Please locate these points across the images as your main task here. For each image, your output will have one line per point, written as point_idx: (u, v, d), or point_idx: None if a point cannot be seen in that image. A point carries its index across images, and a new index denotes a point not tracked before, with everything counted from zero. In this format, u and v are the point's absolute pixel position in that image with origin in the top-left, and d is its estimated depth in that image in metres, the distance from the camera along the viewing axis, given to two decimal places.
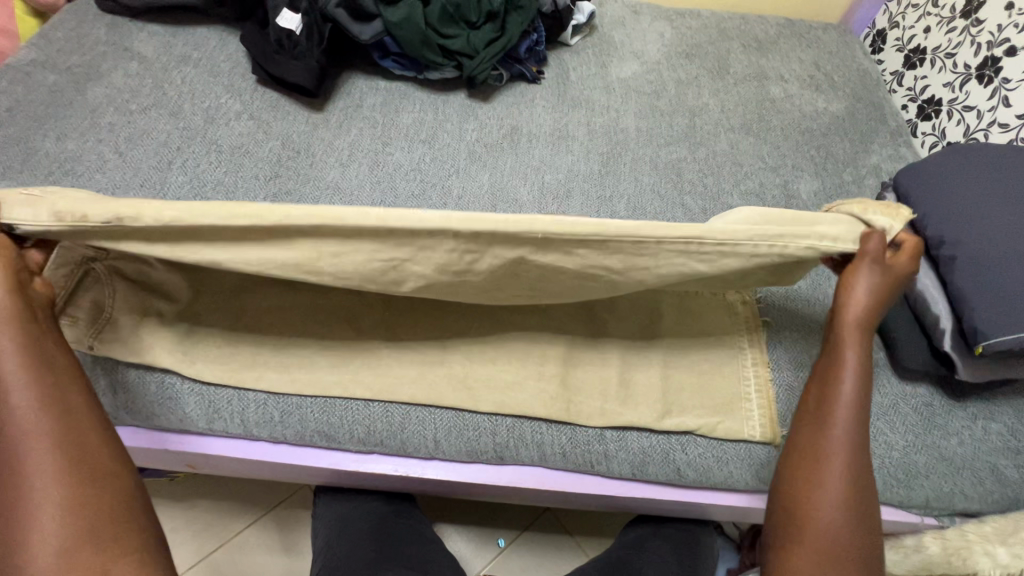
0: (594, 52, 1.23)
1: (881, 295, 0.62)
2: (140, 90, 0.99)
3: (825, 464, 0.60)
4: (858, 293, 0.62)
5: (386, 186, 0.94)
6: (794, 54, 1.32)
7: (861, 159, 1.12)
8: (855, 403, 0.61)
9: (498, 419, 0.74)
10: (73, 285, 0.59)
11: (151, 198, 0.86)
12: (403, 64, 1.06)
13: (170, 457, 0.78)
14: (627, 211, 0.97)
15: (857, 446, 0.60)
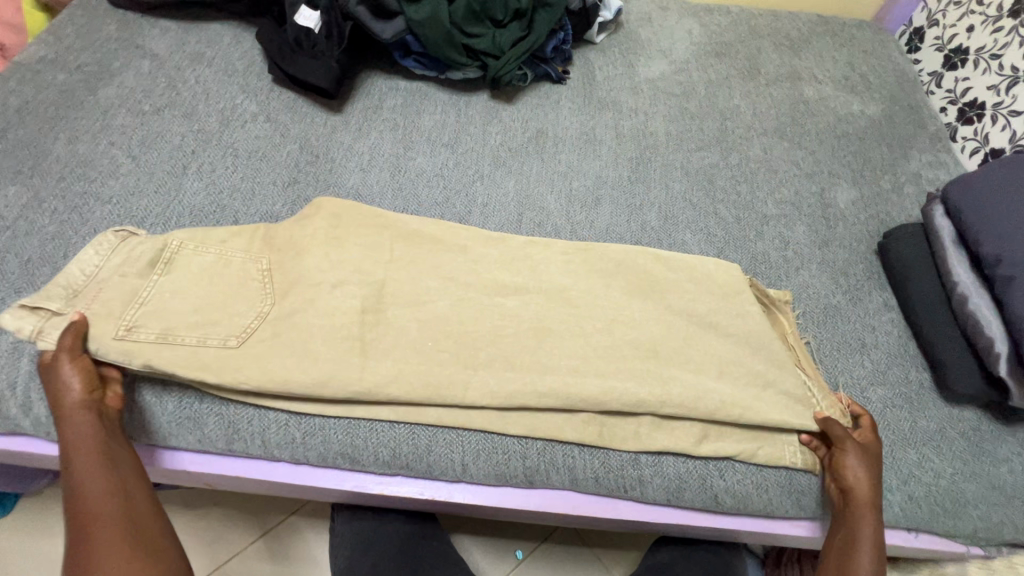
0: (620, 51, 1.18)
1: (871, 466, 0.68)
2: (153, 90, 0.95)
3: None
4: (855, 478, 0.67)
5: (408, 193, 0.90)
6: (828, 54, 1.26)
7: (900, 166, 1.07)
8: (874, 546, 0.64)
9: (529, 441, 0.71)
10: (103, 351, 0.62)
11: (166, 205, 0.82)
12: (425, 63, 1.02)
13: (186, 476, 0.75)
14: (658, 221, 0.93)
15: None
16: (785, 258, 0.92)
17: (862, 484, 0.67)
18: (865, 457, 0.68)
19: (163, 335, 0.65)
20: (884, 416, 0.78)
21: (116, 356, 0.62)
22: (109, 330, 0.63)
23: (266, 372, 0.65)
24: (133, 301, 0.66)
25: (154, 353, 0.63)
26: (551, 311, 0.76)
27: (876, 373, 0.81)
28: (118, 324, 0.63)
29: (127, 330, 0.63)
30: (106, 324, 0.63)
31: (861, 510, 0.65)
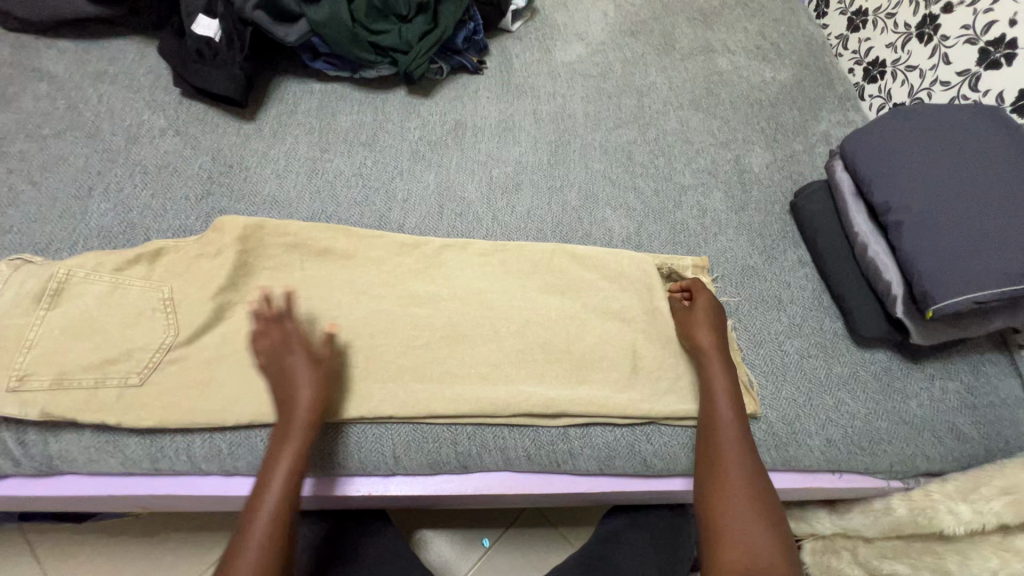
0: (536, 37, 1.19)
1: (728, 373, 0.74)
2: (53, 114, 0.92)
3: (721, 489, 0.64)
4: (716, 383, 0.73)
5: (327, 195, 0.90)
6: (740, 25, 1.30)
7: (811, 127, 1.11)
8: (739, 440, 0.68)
9: (458, 427, 0.73)
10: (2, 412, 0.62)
11: (72, 230, 0.80)
12: (336, 64, 1.01)
13: (119, 503, 0.74)
14: (579, 200, 0.94)
15: (747, 469, 0.65)
16: (703, 225, 0.94)
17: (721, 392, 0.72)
18: (724, 369, 0.74)
19: (57, 381, 0.65)
20: (801, 366, 0.81)
21: (11, 409, 0.63)
22: (0, 382, 0.63)
23: (181, 405, 0.67)
24: (20, 346, 0.65)
25: (50, 401, 0.64)
26: (464, 316, 0.79)
27: (792, 326, 0.85)
28: (9, 375, 0.63)
29: (19, 381, 0.63)
30: None
31: (717, 412, 0.70)
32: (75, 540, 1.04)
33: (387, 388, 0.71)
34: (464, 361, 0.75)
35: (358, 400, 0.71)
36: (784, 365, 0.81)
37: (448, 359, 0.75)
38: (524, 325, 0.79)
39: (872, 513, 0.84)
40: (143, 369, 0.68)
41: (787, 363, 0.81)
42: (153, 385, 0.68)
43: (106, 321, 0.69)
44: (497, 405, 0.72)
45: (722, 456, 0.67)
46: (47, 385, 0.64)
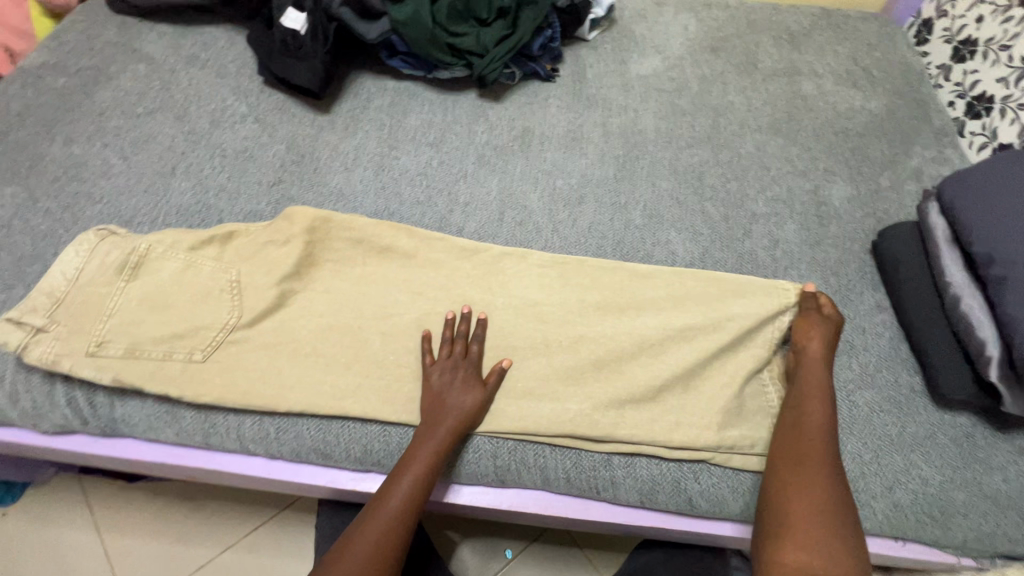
0: (612, 48, 1.17)
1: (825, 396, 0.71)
2: (147, 93, 0.98)
3: (801, 506, 0.61)
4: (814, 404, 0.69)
5: (391, 192, 0.91)
6: (829, 47, 1.23)
7: (901, 162, 1.03)
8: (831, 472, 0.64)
9: (499, 441, 0.71)
10: (81, 374, 0.67)
11: (154, 205, 0.84)
12: (412, 63, 1.02)
13: (169, 469, 0.78)
14: (643, 219, 0.91)
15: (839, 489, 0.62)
16: (773, 257, 0.89)
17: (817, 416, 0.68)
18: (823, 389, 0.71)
19: (130, 351, 0.68)
20: (870, 420, 0.75)
21: (89, 372, 0.67)
22: (82, 346, 0.68)
23: (234, 386, 0.69)
24: (102, 314, 0.69)
25: (123, 369, 0.68)
26: (517, 328, 0.78)
27: (864, 376, 0.79)
28: (90, 340, 0.68)
29: (98, 346, 0.68)
30: (78, 341, 0.68)
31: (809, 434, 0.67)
32: (126, 496, 1.12)
33: None
34: (515, 373, 0.75)
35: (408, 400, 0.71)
36: (851, 417, 0.75)
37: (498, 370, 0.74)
38: (578, 344, 0.77)
39: None
40: (206, 347, 0.71)
41: (855, 416, 0.76)
42: (214, 363, 0.70)
43: (177, 297, 0.72)
44: (543, 425, 0.71)
45: (808, 478, 0.63)
46: (121, 353, 0.68)
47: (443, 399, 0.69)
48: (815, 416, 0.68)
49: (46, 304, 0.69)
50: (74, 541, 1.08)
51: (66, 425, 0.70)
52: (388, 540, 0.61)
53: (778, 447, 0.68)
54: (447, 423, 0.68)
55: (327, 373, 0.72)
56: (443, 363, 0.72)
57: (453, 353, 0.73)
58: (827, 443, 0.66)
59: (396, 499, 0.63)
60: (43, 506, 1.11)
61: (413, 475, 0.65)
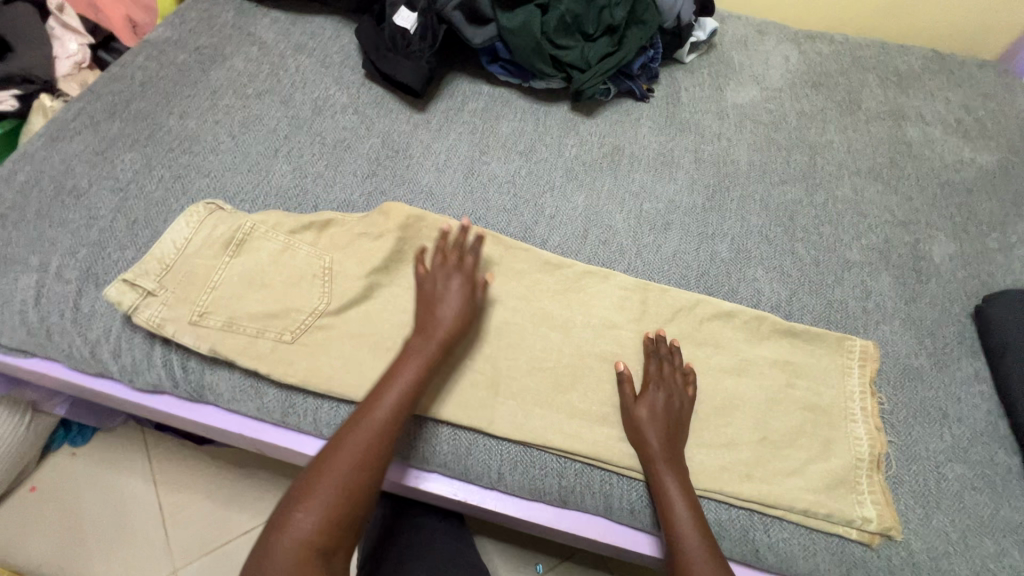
0: (709, 73, 1.15)
1: (672, 434, 0.69)
2: (257, 75, 1.02)
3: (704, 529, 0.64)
4: (653, 449, 0.68)
5: (478, 197, 0.91)
6: (940, 93, 1.17)
7: (1012, 224, 0.97)
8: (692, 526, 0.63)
9: (567, 461, 0.71)
10: (182, 340, 0.70)
11: (256, 184, 0.88)
12: (510, 70, 1.03)
13: (240, 440, 0.80)
14: (729, 253, 0.89)
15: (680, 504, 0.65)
16: (864, 309, 0.85)
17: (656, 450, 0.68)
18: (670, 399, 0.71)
19: (228, 324, 0.72)
20: (960, 497, 0.71)
21: (189, 339, 0.71)
22: (186, 314, 0.71)
23: (318, 370, 0.72)
24: (206, 285, 0.73)
25: (219, 340, 0.71)
26: (593, 350, 0.77)
27: (956, 448, 0.74)
28: (194, 309, 0.72)
29: (200, 316, 0.71)
30: (183, 308, 0.72)
31: (648, 436, 0.68)
32: (182, 454, 1.17)
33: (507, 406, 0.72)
34: (589, 395, 0.74)
35: (484, 408, 0.72)
36: (939, 490, 0.71)
37: (575, 391, 0.74)
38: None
39: None
40: (296, 329, 0.73)
41: (942, 490, 0.71)
42: (302, 345, 0.73)
43: (275, 277, 0.75)
44: (613, 451, 0.70)
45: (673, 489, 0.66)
46: (219, 325, 0.72)
47: (429, 295, 0.74)
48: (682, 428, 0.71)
49: (157, 270, 0.73)
50: (131, 489, 1.14)
51: (158, 384, 0.74)
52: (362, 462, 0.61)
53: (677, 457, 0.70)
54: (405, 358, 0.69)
55: None
56: (433, 270, 0.75)
57: (440, 262, 0.76)
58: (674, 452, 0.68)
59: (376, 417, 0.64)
60: (108, 452, 1.17)
61: (394, 392, 0.66)
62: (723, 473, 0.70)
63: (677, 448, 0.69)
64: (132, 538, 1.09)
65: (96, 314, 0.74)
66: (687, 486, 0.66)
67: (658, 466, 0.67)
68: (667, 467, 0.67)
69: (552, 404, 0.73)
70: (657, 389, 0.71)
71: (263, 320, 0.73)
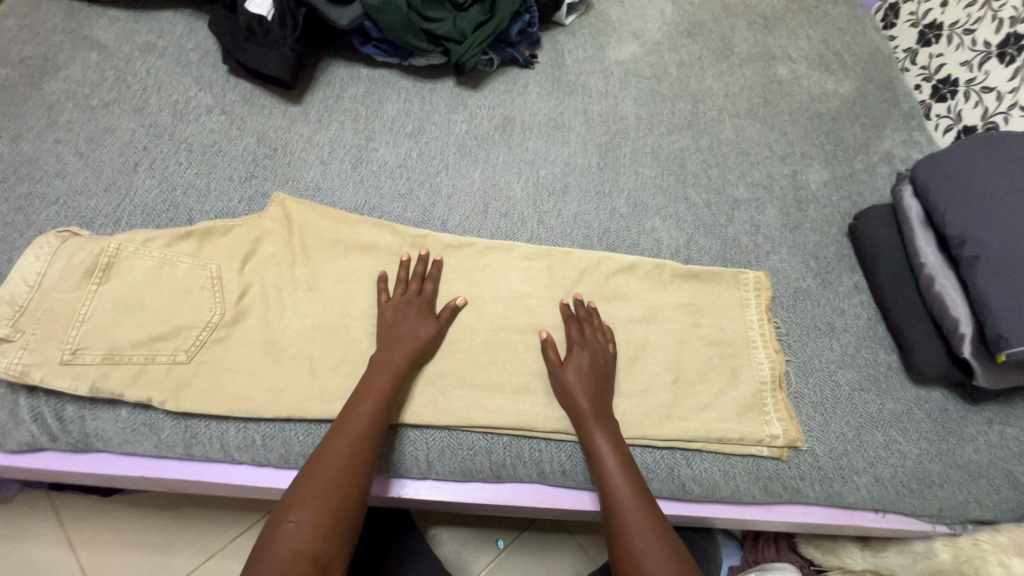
0: (590, 33, 1.16)
1: (601, 387, 0.71)
2: (101, 84, 0.91)
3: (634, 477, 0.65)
4: (580, 401, 0.69)
5: (370, 186, 0.88)
6: (802, 31, 1.24)
7: (873, 146, 1.06)
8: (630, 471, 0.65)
9: (494, 436, 0.71)
10: (57, 386, 0.63)
11: (116, 205, 0.79)
12: (386, 50, 0.98)
13: (145, 483, 0.74)
14: (628, 208, 0.91)
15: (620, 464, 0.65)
16: (755, 242, 0.91)
17: (585, 404, 0.69)
18: (595, 366, 0.72)
19: (109, 357, 0.65)
20: (852, 400, 0.78)
21: (64, 382, 0.63)
22: (54, 355, 0.63)
23: (219, 390, 0.67)
24: (73, 320, 0.65)
25: (102, 377, 0.64)
26: (505, 325, 0.77)
27: (845, 356, 0.81)
28: (63, 347, 0.64)
29: (72, 354, 0.64)
30: (49, 350, 0.63)
31: (580, 401, 0.69)
32: (99, 511, 1.07)
33: (425, 394, 0.71)
34: (509, 368, 0.74)
35: (405, 399, 0.70)
36: (834, 397, 0.78)
37: (494, 367, 0.74)
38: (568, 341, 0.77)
39: (911, 556, 0.82)
40: (190, 348, 0.68)
41: (837, 396, 0.78)
42: (198, 365, 0.67)
43: (156, 298, 0.69)
44: (538, 419, 0.71)
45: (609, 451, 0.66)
46: (99, 360, 0.64)
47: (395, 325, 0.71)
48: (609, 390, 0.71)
49: (8, 313, 0.64)
50: (43, 559, 1.03)
51: (33, 442, 0.66)
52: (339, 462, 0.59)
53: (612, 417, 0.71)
54: (387, 334, 0.70)
55: (316, 375, 0.70)
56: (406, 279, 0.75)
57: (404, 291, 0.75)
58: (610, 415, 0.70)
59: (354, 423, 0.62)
60: (10, 526, 1.05)
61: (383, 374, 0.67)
62: (643, 420, 0.72)
63: (607, 409, 0.70)
64: None
65: None
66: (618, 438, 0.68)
67: (592, 431, 0.68)
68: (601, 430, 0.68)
69: (471, 383, 0.72)
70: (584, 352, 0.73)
71: (150, 346, 0.66)
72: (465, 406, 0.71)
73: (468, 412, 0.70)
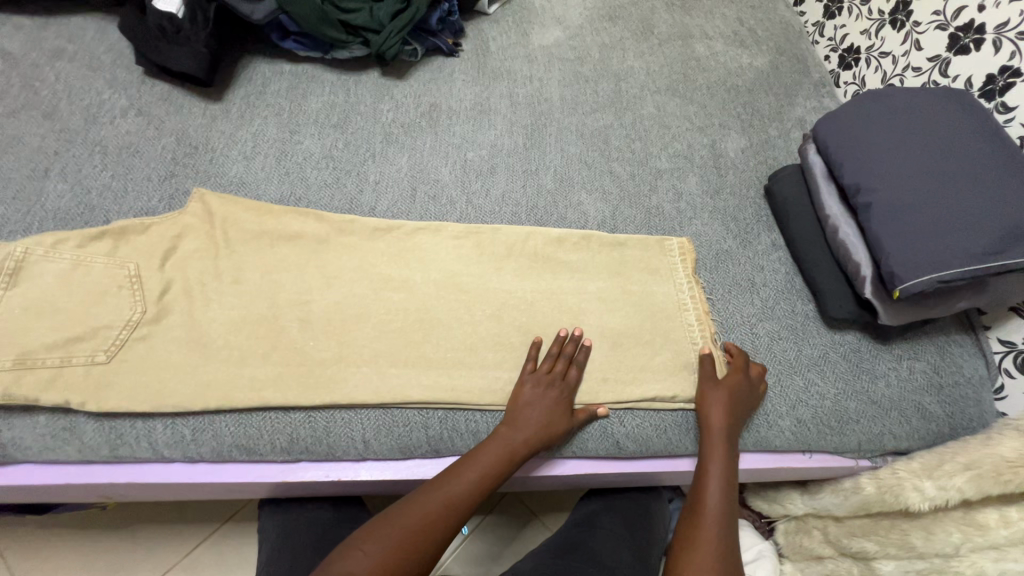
0: (513, 20, 1.18)
1: (732, 415, 0.72)
2: (7, 92, 0.88)
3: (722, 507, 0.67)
4: (717, 421, 0.72)
5: (296, 178, 0.87)
6: (718, 11, 1.30)
7: (786, 113, 1.12)
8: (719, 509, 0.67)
9: (429, 411, 0.72)
10: None
11: (27, 211, 0.77)
12: (306, 44, 0.99)
13: (76, 491, 0.72)
14: (555, 184, 0.94)
15: (725, 492, 0.68)
16: (678, 209, 0.94)
17: (717, 429, 0.71)
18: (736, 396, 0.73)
19: (20, 361, 0.63)
20: (773, 348, 0.82)
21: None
22: None
23: (142, 388, 0.66)
24: None
25: (13, 382, 0.62)
26: (437, 303, 0.78)
27: (765, 309, 0.85)
28: None
29: None
30: None
31: (715, 419, 0.72)
32: (41, 538, 1.02)
33: (358, 376, 0.71)
34: (444, 344, 0.75)
35: (338, 382, 0.70)
36: (756, 348, 0.82)
37: (428, 344, 0.75)
38: (499, 314, 0.79)
39: (842, 493, 0.87)
40: (109, 348, 0.66)
41: (758, 346, 0.82)
42: (119, 364, 0.66)
43: (71, 300, 0.67)
44: (472, 391, 0.72)
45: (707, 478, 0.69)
46: (9, 365, 0.63)
47: (537, 411, 0.70)
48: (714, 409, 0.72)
49: None
50: None
51: None
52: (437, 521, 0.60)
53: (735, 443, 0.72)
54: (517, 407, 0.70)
55: (244, 366, 0.69)
56: (562, 353, 0.75)
57: (556, 360, 0.74)
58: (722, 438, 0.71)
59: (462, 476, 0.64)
60: None
61: (494, 450, 0.67)
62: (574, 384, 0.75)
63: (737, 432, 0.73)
64: None
65: None
66: (733, 475, 0.70)
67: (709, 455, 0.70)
68: (712, 454, 0.70)
69: (403, 363, 0.73)
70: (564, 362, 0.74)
71: (65, 348, 0.65)
72: (399, 383, 0.71)
73: (400, 390, 0.71)
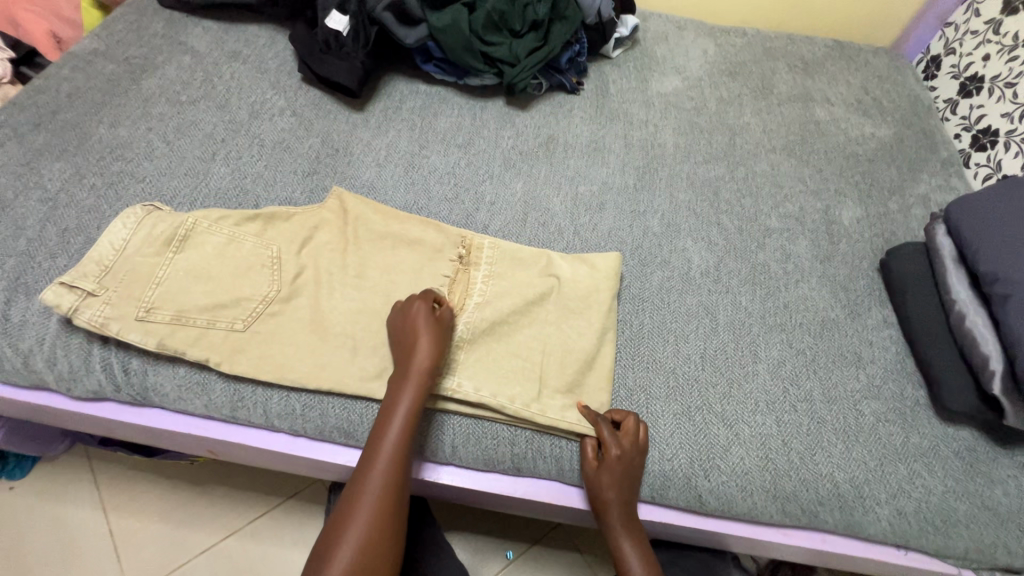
0: (634, 66, 1.22)
1: (633, 461, 0.70)
2: (191, 83, 1.02)
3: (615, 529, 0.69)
4: (613, 462, 0.68)
5: (421, 189, 0.94)
6: (842, 77, 1.28)
7: (909, 188, 1.07)
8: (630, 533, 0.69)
9: (517, 429, 0.74)
10: (129, 340, 0.69)
11: (194, 187, 0.88)
12: (445, 68, 1.08)
13: (190, 442, 0.79)
14: (661, 228, 0.95)
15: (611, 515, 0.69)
16: (784, 270, 0.93)
17: (618, 462, 0.69)
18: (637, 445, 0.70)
19: (176, 318, 0.71)
20: (875, 429, 0.78)
21: (135, 336, 0.70)
22: (131, 311, 0.70)
23: (267, 359, 0.72)
24: (150, 281, 0.72)
25: (168, 334, 0.70)
26: (533, 324, 0.80)
27: (870, 387, 0.81)
28: (140, 305, 0.70)
29: (147, 312, 0.70)
30: (126, 306, 0.70)
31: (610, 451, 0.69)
32: (132, 478, 1.12)
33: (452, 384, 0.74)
34: (540, 362, 0.77)
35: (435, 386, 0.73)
36: (858, 425, 0.78)
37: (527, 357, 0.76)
38: (593, 343, 0.79)
39: None
40: (248, 318, 0.74)
41: (861, 424, 0.78)
42: (253, 334, 0.73)
43: (223, 270, 0.76)
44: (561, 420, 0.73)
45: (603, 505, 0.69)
46: (167, 319, 0.71)
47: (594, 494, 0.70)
48: (625, 443, 0.70)
49: (96, 271, 0.71)
50: (78, 517, 1.07)
51: (99, 390, 0.72)
52: (373, 536, 0.61)
53: (613, 473, 0.69)
54: (600, 475, 0.69)
55: (355, 355, 0.74)
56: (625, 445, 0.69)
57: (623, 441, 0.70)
58: (612, 471, 0.69)
59: (372, 490, 0.63)
60: (49, 484, 1.10)
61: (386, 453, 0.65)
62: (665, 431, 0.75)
63: (633, 472, 0.70)
64: (78, 567, 1.02)
65: (27, 324, 0.72)
66: (623, 498, 0.69)
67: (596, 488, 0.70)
68: (601, 489, 0.69)
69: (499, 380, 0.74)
70: (613, 448, 0.69)
71: (212, 313, 0.73)
72: (496, 389, 0.73)
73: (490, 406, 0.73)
